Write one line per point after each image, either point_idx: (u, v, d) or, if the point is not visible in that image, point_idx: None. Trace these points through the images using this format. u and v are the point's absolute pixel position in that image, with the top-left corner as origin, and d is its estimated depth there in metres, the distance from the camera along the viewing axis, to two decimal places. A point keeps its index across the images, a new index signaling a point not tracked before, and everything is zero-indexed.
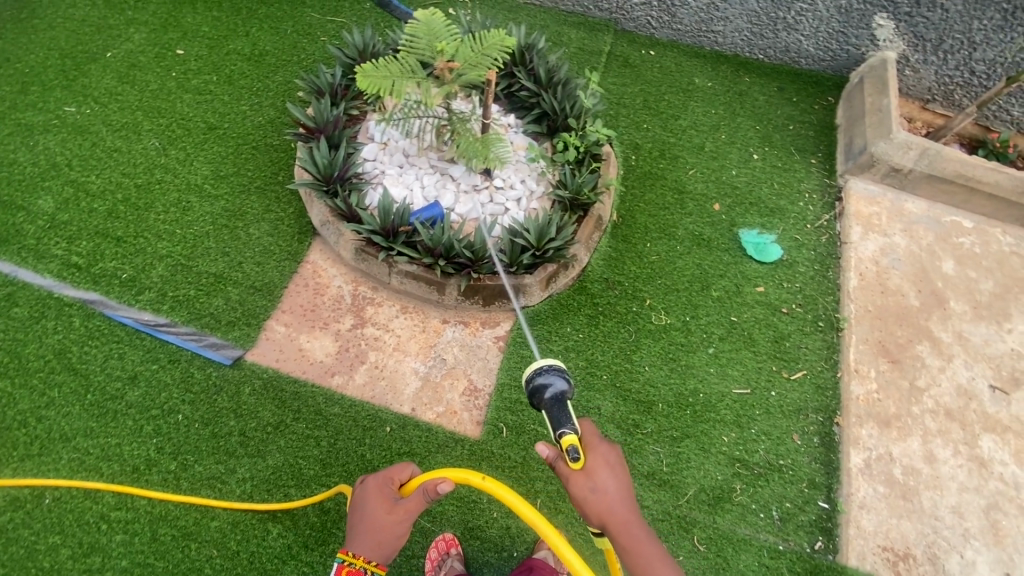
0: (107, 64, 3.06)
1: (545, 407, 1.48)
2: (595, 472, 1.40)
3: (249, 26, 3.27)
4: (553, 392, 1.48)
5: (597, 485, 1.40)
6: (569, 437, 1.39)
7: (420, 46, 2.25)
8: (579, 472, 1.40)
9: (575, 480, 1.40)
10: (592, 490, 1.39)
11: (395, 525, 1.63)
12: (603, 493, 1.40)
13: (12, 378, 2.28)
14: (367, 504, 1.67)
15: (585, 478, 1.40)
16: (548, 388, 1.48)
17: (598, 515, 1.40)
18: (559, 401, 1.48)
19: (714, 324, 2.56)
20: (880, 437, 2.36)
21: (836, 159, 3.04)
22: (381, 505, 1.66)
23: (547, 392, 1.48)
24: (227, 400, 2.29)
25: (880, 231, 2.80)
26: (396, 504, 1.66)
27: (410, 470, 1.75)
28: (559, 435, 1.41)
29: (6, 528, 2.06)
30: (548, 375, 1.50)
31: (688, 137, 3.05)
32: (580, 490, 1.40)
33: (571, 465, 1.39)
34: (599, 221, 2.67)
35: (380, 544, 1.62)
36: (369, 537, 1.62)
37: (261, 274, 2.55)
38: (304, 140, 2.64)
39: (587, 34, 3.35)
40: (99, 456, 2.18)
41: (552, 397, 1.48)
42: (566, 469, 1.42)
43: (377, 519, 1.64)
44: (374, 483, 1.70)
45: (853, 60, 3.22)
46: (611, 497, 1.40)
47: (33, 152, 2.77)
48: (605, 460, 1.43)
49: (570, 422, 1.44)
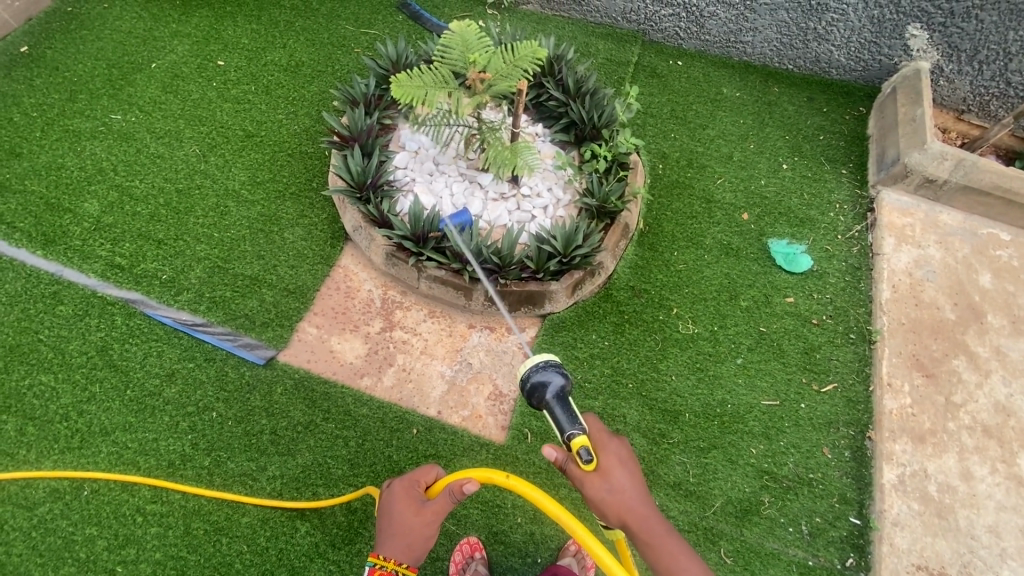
0: (152, 74, 3.19)
1: (548, 406, 1.48)
2: (609, 471, 1.41)
3: (286, 38, 3.38)
4: (556, 391, 1.48)
5: (613, 485, 1.41)
6: (578, 439, 1.40)
7: (453, 58, 2.31)
8: (592, 473, 1.41)
9: (589, 481, 1.41)
10: (607, 490, 1.40)
11: (424, 526, 1.66)
12: (619, 491, 1.41)
13: (56, 373, 2.37)
14: (394, 506, 1.70)
15: (600, 479, 1.41)
16: (548, 386, 1.48)
17: (616, 514, 1.41)
18: (560, 399, 1.49)
19: (742, 335, 2.54)
20: (914, 452, 2.30)
21: (868, 169, 3.00)
22: (409, 507, 1.69)
23: (547, 390, 1.48)
24: (260, 399, 2.35)
25: (913, 243, 2.75)
26: (423, 506, 1.68)
27: (435, 473, 1.78)
28: (569, 438, 1.41)
29: (48, 518, 2.13)
30: (548, 373, 1.50)
31: (716, 147, 3.05)
32: (596, 491, 1.41)
33: (584, 467, 1.40)
34: (626, 229, 2.68)
35: (409, 546, 1.65)
36: (398, 540, 1.65)
37: (294, 277, 2.62)
38: (339, 148, 2.71)
39: (615, 45, 3.38)
40: (136, 451, 2.25)
41: (553, 394, 1.48)
42: (579, 471, 1.42)
43: (406, 522, 1.66)
44: (401, 486, 1.74)
45: (885, 70, 3.18)
46: (627, 494, 1.41)
47: (81, 158, 2.90)
48: (617, 457, 1.44)
49: (576, 422, 1.44)
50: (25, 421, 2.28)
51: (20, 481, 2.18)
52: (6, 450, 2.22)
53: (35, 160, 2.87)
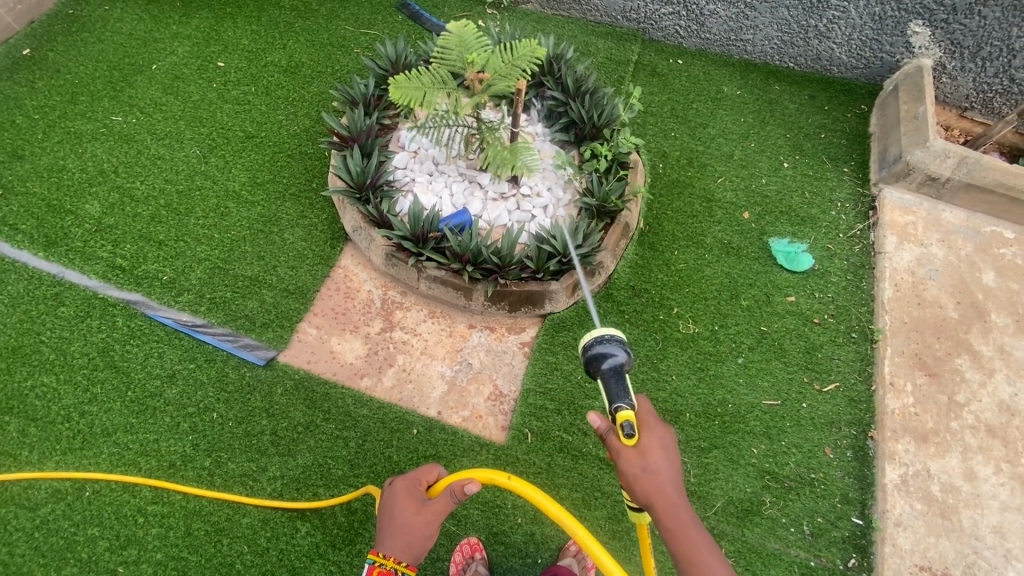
0: (152, 76, 3.20)
1: (603, 377, 1.48)
2: (647, 450, 1.40)
3: (286, 38, 3.39)
4: (613, 364, 1.48)
5: (650, 464, 1.39)
6: (624, 412, 1.40)
7: (451, 58, 2.31)
8: (631, 448, 1.39)
9: (626, 455, 1.39)
10: (642, 468, 1.38)
11: (424, 525, 1.66)
12: (654, 472, 1.38)
13: (58, 374, 2.38)
14: (395, 504, 1.71)
15: (637, 455, 1.39)
16: (609, 358, 1.48)
17: (645, 493, 1.38)
18: (617, 373, 1.49)
19: (743, 334, 2.53)
20: (917, 452, 2.29)
21: (870, 167, 2.98)
22: (410, 506, 1.70)
23: (606, 362, 1.48)
24: (260, 400, 2.35)
25: (916, 241, 2.74)
26: (424, 505, 1.69)
27: (436, 472, 1.78)
28: (616, 409, 1.42)
29: (50, 518, 2.14)
30: (608, 345, 1.50)
31: (717, 146, 3.04)
32: (631, 467, 1.39)
33: (625, 440, 1.39)
34: (626, 228, 2.66)
35: (410, 545, 1.64)
36: (399, 538, 1.64)
37: (295, 278, 2.62)
38: (338, 148, 2.72)
39: (615, 44, 3.37)
40: (137, 452, 2.26)
41: (610, 367, 1.48)
42: (618, 443, 1.41)
43: (407, 520, 1.66)
44: (402, 485, 1.74)
45: (887, 68, 3.16)
46: (662, 477, 1.38)
47: (83, 159, 2.91)
48: (658, 441, 1.43)
49: (627, 397, 1.44)
50: (27, 422, 2.29)
51: (22, 481, 2.19)
52: (9, 451, 2.24)
53: (36, 162, 2.88)
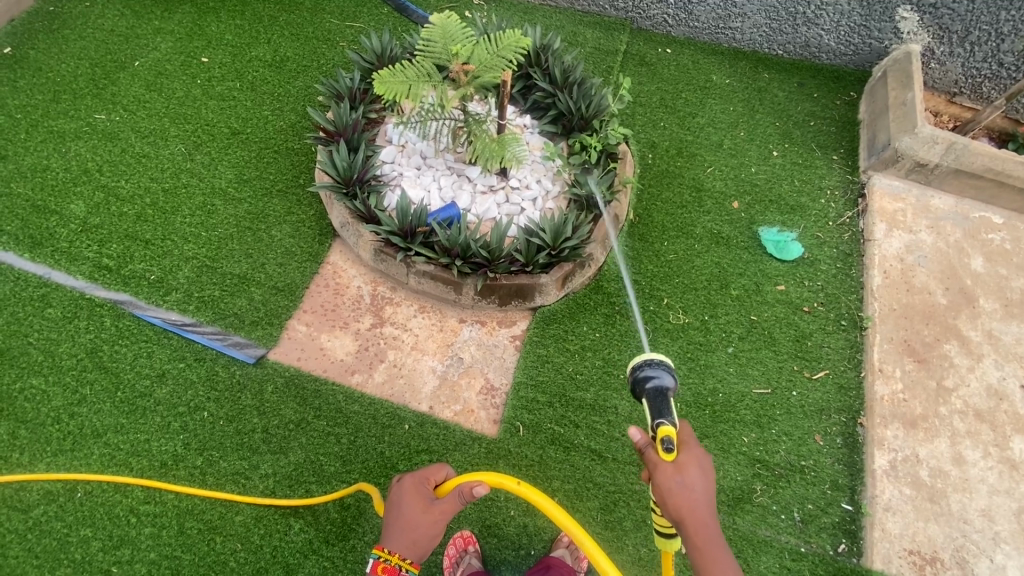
0: (136, 73, 3.16)
1: (646, 397, 1.45)
2: (685, 467, 1.38)
3: (270, 32, 3.35)
4: (657, 385, 1.44)
5: (686, 481, 1.37)
6: (666, 428, 1.36)
7: (436, 51, 2.28)
8: (669, 464, 1.37)
9: (664, 469, 1.37)
10: (679, 484, 1.36)
11: (430, 524, 1.67)
12: (690, 490, 1.37)
13: (46, 376, 2.37)
14: (403, 502, 1.70)
15: (674, 470, 1.37)
16: (654, 379, 1.44)
17: (678, 509, 1.37)
18: (661, 394, 1.45)
19: (733, 323, 2.53)
20: (906, 438, 2.31)
21: (859, 155, 2.97)
22: (417, 505, 1.69)
23: (650, 383, 1.44)
24: (251, 398, 2.35)
25: (905, 228, 2.74)
26: (431, 504, 1.69)
27: (445, 472, 1.78)
28: (656, 424, 1.39)
29: (42, 520, 2.14)
30: (656, 368, 1.46)
31: (706, 135, 3.03)
32: (666, 481, 1.37)
33: (664, 454, 1.36)
34: (616, 219, 2.66)
35: (415, 543, 1.66)
36: (405, 535, 1.65)
37: (283, 275, 2.61)
38: (324, 144, 2.69)
39: (603, 34, 3.35)
40: (128, 452, 2.25)
41: (654, 388, 1.43)
42: (656, 457, 1.39)
43: (413, 518, 1.67)
44: (411, 483, 1.73)
45: (875, 54, 3.15)
46: (695, 495, 1.37)
47: (67, 159, 2.88)
48: (697, 460, 1.41)
49: (670, 416, 1.41)
50: (16, 424, 2.28)
51: (13, 484, 2.18)
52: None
53: (20, 162, 2.85)
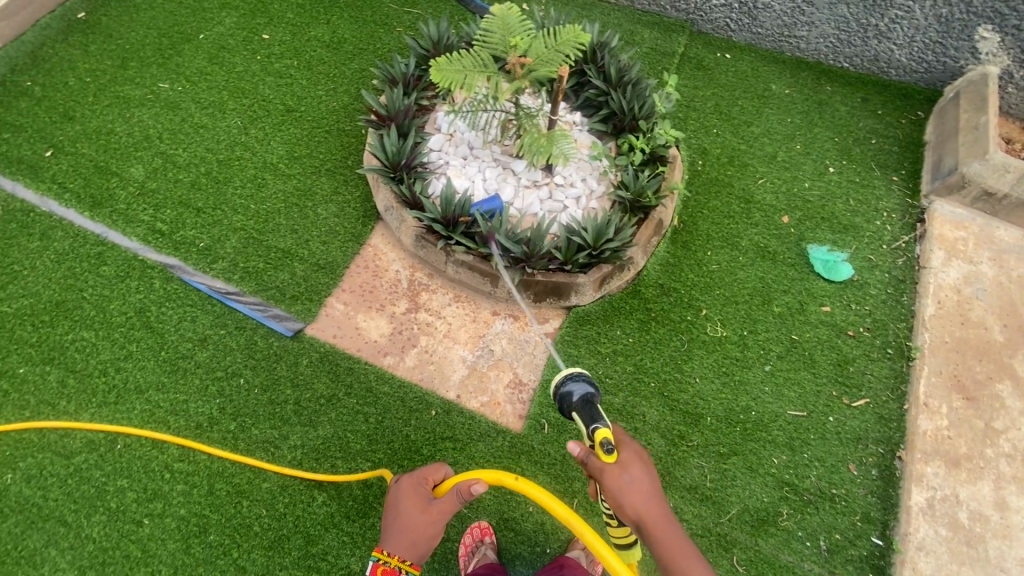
0: (199, 45, 3.25)
1: (576, 409, 1.63)
2: (628, 464, 1.48)
3: (330, 14, 3.40)
4: (583, 395, 1.64)
5: (632, 476, 1.47)
6: (602, 430, 1.50)
7: (494, 41, 2.28)
8: (613, 464, 1.47)
9: (610, 471, 1.46)
10: (627, 480, 1.46)
11: (429, 524, 1.70)
12: (639, 484, 1.46)
13: (97, 330, 2.48)
14: (401, 504, 1.74)
15: (620, 470, 1.46)
16: (580, 391, 1.65)
17: (633, 507, 1.44)
18: (588, 403, 1.64)
19: (773, 341, 2.47)
20: (946, 476, 2.21)
21: (922, 178, 2.84)
22: (415, 505, 1.73)
23: (575, 395, 1.64)
24: (286, 369, 2.41)
25: (964, 258, 2.61)
26: (429, 504, 1.72)
27: (443, 472, 1.81)
28: (593, 430, 1.52)
29: (83, 467, 2.24)
30: (577, 381, 1.67)
31: (760, 145, 2.94)
32: (615, 481, 1.45)
33: (606, 456, 1.46)
34: (660, 225, 2.61)
35: (413, 544, 1.69)
36: (403, 537, 1.69)
37: (326, 253, 2.66)
38: (375, 127, 2.72)
39: (661, 34, 3.28)
40: (167, 410, 2.34)
41: (581, 399, 1.63)
42: (599, 462, 1.47)
43: (411, 519, 1.71)
44: (408, 484, 1.77)
45: (949, 73, 3.00)
46: (645, 489, 1.46)
47: (130, 124, 2.99)
48: (636, 454, 1.52)
49: (602, 420, 1.57)
50: (67, 373, 2.40)
51: (59, 430, 2.30)
52: (48, 400, 2.35)
53: (86, 124, 2.97)
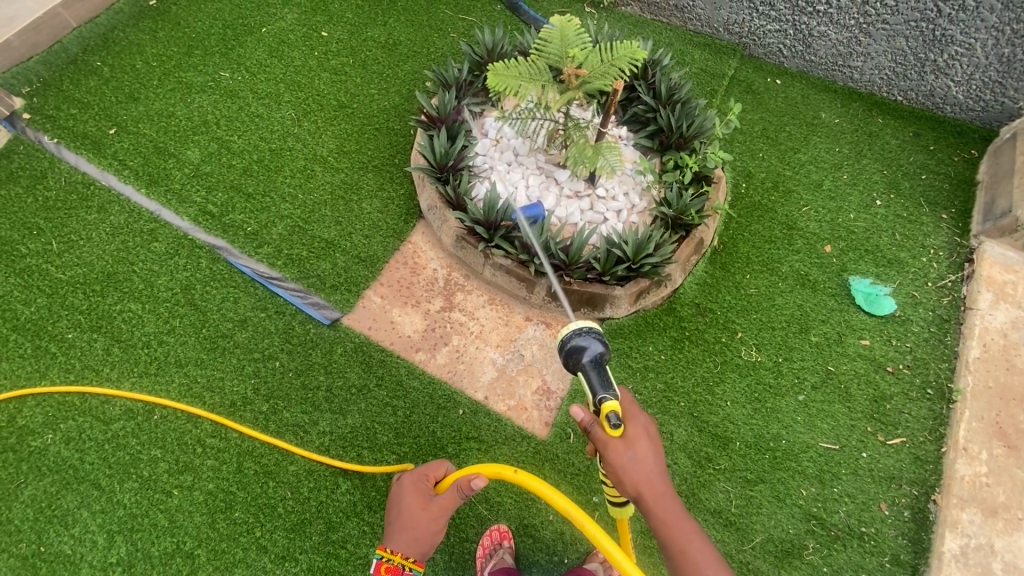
0: (261, 38, 3.38)
1: (584, 369, 1.57)
2: (634, 440, 1.48)
3: (387, 16, 3.49)
4: (592, 356, 1.57)
5: (637, 454, 1.47)
6: (610, 403, 1.47)
7: (550, 51, 2.31)
8: (618, 439, 1.47)
9: (615, 445, 1.46)
10: (631, 458, 1.46)
11: (431, 521, 1.79)
12: (643, 462, 1.46)
13: (144, 303, 2.57)
14: (404, 501, 1.83)
15: (624, 445, 1.47)
16: (588, 350, 1.57)
17: (634, 483, 1.45)
18: (597, 364, 1.57)
19: (808, 371, 2.43)
20: (983, 525, 2.13)
21: (973, 217, 2.78)
22: (417, 501, 1.82)
23: (586, 354, 1.57)
24: (320, 356, 2.45)
25: (1013, 302, 2.54)
26: (431, 501, 1.80)
27: (444, 469, 1.90)
28: (600, 401, 1.49)
29: (120, 434, 2.31)
30: (587, 339, 1.59)
31: (806, 173, 2.92)
32: (619, 457, 1.46)
33: (612, 431, 1.46)
34: (700, 244, 2.60)
35: (416, 541, 1.77)
36: (406, 534, 1.78)
37: (367, 246, 2.71)
38: (425, 128, 2.78)
39: (712, 56, 3.29)
40: (204, 386, 2.40)
41: (591, 359, 1.56)
42: (605, 434, 1.48)
43: (414, 516, 1.80)
44: (411, 481, 1.87)
45: (1007, 114, 2.93)
46: (649, 466, 1.46)
47: (190, 109, 3.11)
48: (643, 430, 1.52)
49: (610, 389, 1.52)
50: (112, 342, 2.48)
51: (100, 396, 2.37)
52: (93, 365, 2.43)
53: (149, 106, 3.11)
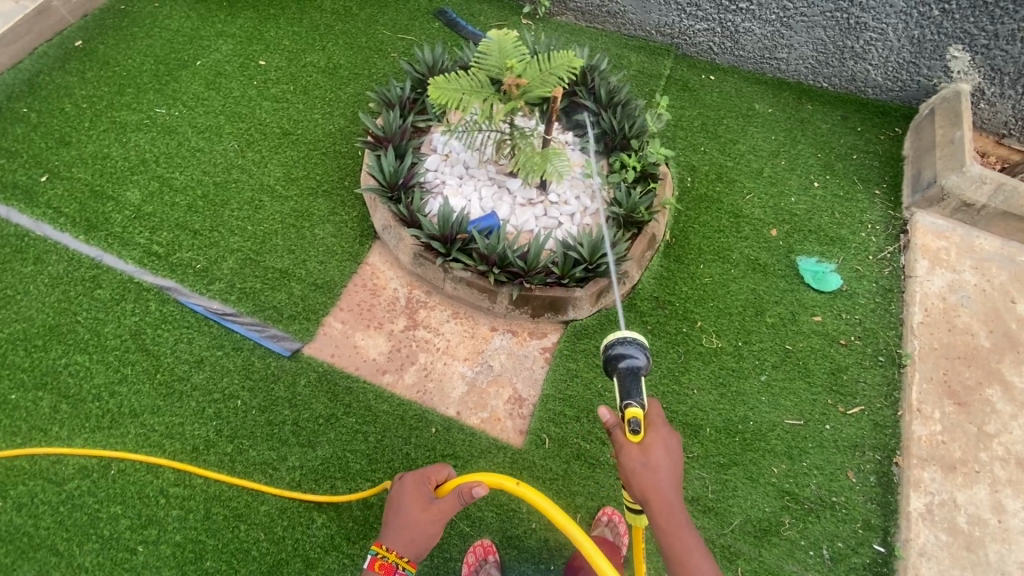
0: (197, 71, 3.31)
1: (619, 375, 1.60)
2: (649, 448, 1.51)
3: (326, 40, 3.48)
4: (629, 364, 1.59)
5: (650, 461, 1.49)
6: (634, 410, 1.50)
7: (491, 64, 2.32)
8: (635, 444, 1.51)
9: (629, 449, 1.51)
10: (643, 464, 1.49)
11: (429, 521, 1.74)
12: (653, 470, 1.49)
13: (91, 354, 2.45)
14: (404, 500, 1.79)
15: (638, 451, 1.50)
16: (628, 359, 1.59)
17: (642, 488, 1.48)
18: (633, 374, 1.59)
19: (767, 352, 2.50)
20: (943, 481, 2.22)
21: (903, 191, 2.94)
22: (416, 502, 1.78)
23: (623, 362, 1.59)
24: (283, 390, 2.39)
25: (948, 267, 2.69)
26: (430, 503, 1.77)
27: (445, 473, 1.87)
28: (625, 405, 1.54)
29: (76, 493, 2.19)
30: (628, 348, 1.61)
31: (747, 162, 3.04)
32: (631, 460, 1.50)
33: (630, 435, 1.51)
34: (653, 239, 2.67)
35: (411, 541, 1.72)
36: (402, 533, 1.73)
37: (323, 272, 2.67)
38: (372, 148, 2.77)
39: (648, 58, 3.39)
40: (162, 434, 2.30)
41: (627, 368, 1.58)
42: (622, 437, 1.54)
43: (412, 515, 1.75)
44: (412, 482, 1.82)
45: (923, 91, 3.11)
46: (659, 476, 1.48)
47: (126, 149, 3.02)
48: (662, 441, 1.53)
49: (638, 397, 1.54)
50: (59, 399, 2.36)
51: (51, 456, 2.25)
52: (41, 426, 2.30)
53: (82, 149, 3.00)
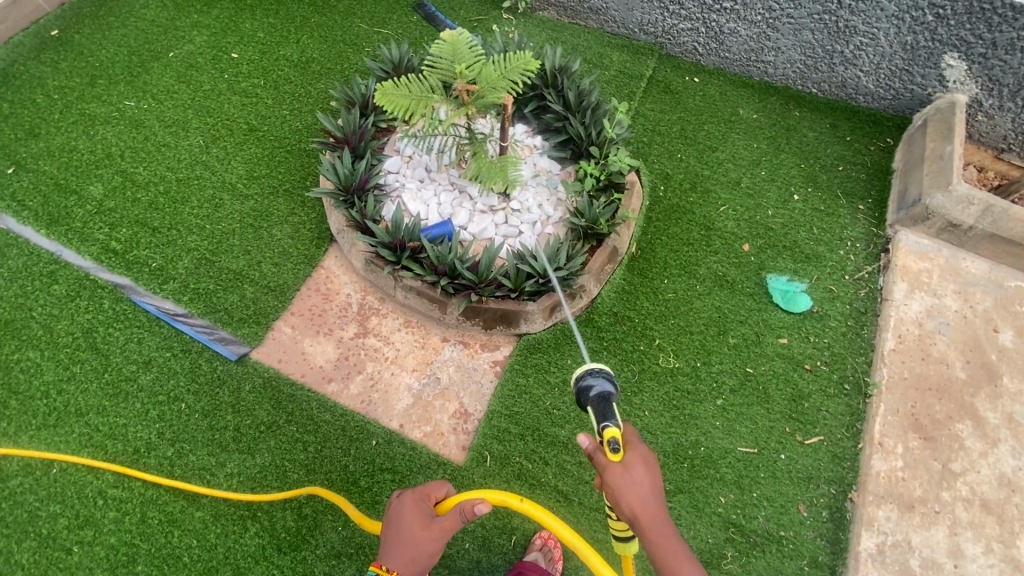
0: (169, 63, 3.27)
1: (591, 405, 1.43)
2: (632, 465, 1.39)
3: (301, 33, 3.41)
4: (600, 392, 1.44)
5: (634, 478, 1.38)
6: (614, 430, 1.37)
7: (443, 67, 2.24)
8: (618, 464, 1.38)
9: (613, 470, 1.38)
10: (629, 482, 1.37)
11: (431, 541, 1.63)
12: (640, 486, 1.38)
13: (42, 350, 2.46)
14: (404, 518, 1.68)
15: (622, 470, 1.38)
16: (597, 386, 1.45)
17: (630, 508, 1.37)
18: (605, 400, 1.44)
19: (726, 374, 2.40)
20: (899, 521, 2.12)
21: (889, 207, 2.78)
22: (417, 521, 1.67)
23: (593, 391, 1.45)
24: (228, 395, 2.37)
25: (928, 291, 2.54)
26: (432, 521, 1.66)
27: (445, 489, 1.76)
28: (603, 428, 1.38)
29: (17, 491, 2.21)
30: (598, 377, 1.47)
31: (724, 171, 2.90)
32: (616, 480, 1.38)
33: (612, 455, 1.37)
34: (615, 252, 2.57)
35: (413, 561, 1.61)
36: (403, 552, 1.62)
37: (277, 275, 2.63)
38: (332, 149, 2.70)
39: (630, 57, 3.25)
40: (105, 434, 2.30)
41: (597, 395, 1.44)
42: (604, 459, 1.39)
43: (413, 535, 1.64)
44: (411, 499, 1.71)
45: (917, 101, 2.92)
46: (645, 491, 1.38)
47: (93, 142, 3.00)
48: (642, 457, 1.43)
49: (616, 419, 1.39)
50: (9, 394, 2.38)
51: None
52: None
53: (50, 141, 2.99)
